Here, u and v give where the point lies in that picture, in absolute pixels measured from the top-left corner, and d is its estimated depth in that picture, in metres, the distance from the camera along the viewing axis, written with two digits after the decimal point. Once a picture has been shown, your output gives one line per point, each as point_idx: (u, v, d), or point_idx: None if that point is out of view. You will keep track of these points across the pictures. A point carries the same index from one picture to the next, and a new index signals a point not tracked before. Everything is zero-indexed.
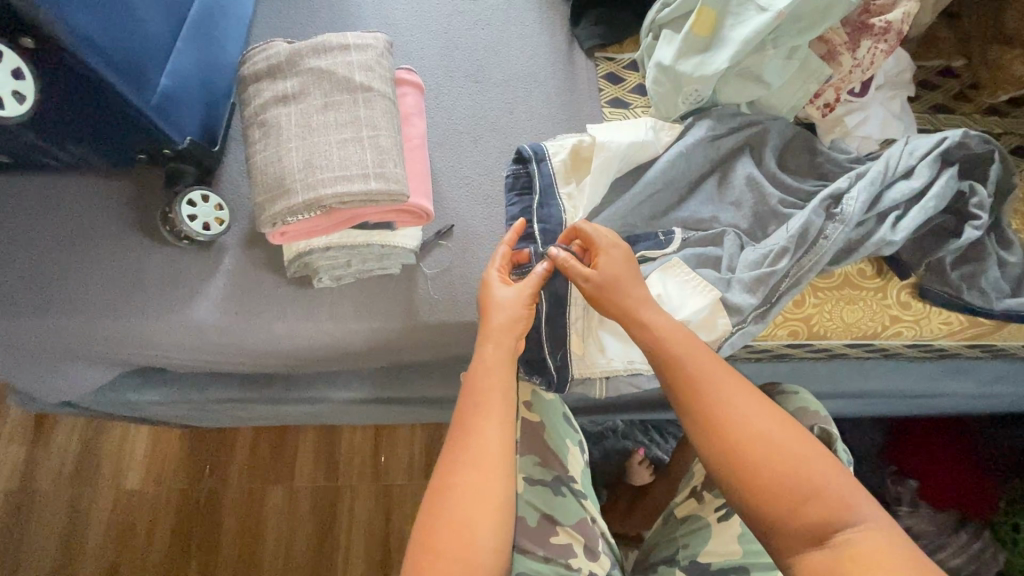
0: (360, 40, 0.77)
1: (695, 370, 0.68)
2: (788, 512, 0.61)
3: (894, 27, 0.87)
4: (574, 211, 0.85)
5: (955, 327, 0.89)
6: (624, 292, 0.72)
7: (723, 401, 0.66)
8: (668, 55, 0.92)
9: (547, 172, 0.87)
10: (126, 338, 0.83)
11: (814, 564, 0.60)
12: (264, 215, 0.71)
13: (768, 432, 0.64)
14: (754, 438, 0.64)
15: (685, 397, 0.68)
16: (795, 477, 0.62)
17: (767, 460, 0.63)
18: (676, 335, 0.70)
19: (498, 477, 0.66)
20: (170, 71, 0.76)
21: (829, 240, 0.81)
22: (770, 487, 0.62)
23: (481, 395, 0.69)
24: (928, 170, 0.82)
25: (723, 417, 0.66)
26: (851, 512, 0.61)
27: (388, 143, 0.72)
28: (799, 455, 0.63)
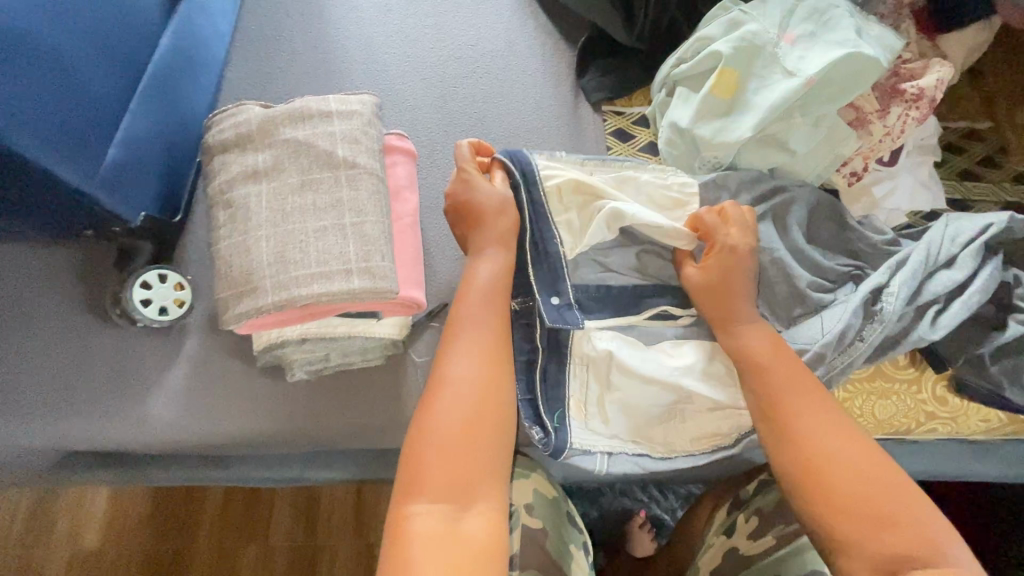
0: (345, 105, 0.67)
1: (781, 381, 0.68)
2: (866, 533, 0.59)
3: (926, 94, 0.83)
4: (574, 248, 0.79)
5: (995, 423, 0.81)
6: (727, 298, 0.74)
7: (804, 419, 0.65)
8: (685, 116, 0.84)
9: (540, 209, 0.77)
10: (66, 438, 0.72)
11: None
12: (228, 314, 0.60)
13: (847, 454, 0.63)
14: (838, 452, 0.63)
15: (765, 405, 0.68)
16: (875, 504, 0.60)
17: (848, 475, 0.61)
18: (766, 348, 0.71)
19: (496, 389, 0.65)
20: (121, 137, 0.65)
21: (866, 340, 0.75)
22: (849, 503, 0.60)
23: (465, 349, 0.66)
24: (972, 260, 0.76)
25: (807, 423, 0.65)
26: (936, 552, 0.57)
27: (375, 231, 0.62)
28: (881, 480, 0.61)
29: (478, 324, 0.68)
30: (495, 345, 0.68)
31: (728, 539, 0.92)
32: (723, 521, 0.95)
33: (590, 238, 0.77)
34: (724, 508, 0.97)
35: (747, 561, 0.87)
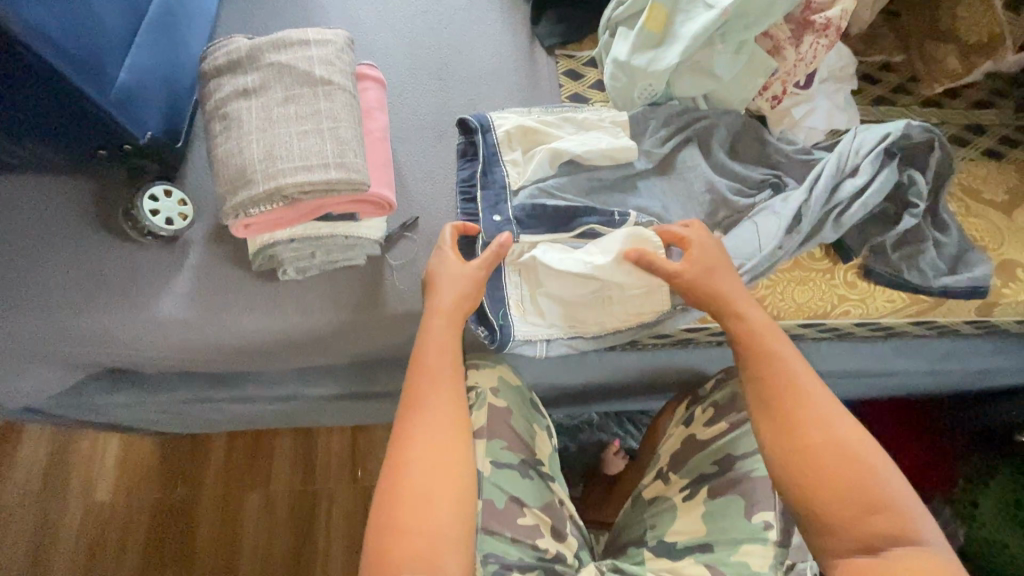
0: (321, 37, 0.79)
1: (782, 379, 0.76)
2: (853, 517, 0.68)
3: (833, 23, 0.93)
4: (518, 176, 0.91)
5: (899, 304, 0.93)
6: (716, 290, 0.80)
7: (802, 408, 0.74)
8: (624, 51, 0.96)
9: (491, 142, 0.92)
10: (89, 336, 0.83)
11: (863, 567, 0.67)
12: (226, 207, 0.72)
13: (842, 442, 0.71)
14: (828, 445, 0.71)
15: (766, 393, 0.76)
16: (859, 487, 0.69)
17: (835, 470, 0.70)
18: (774, 340, 0.78)
19: (453, 434, 0.74)
20: (128, 66, 0.76)
21: (780, 230, 0.86)
22: (836, 497, 0.69)
23: (427, 414, 0.74)
24: (871, 166, 0.87)
25: (799, 418, 0.74)
26: (914, 530, 0.68)
27: (348, 134, 0.73)
28: (869, 467, 0.70)
29: (433, 382, 0.76)
30: (448, 400, 0.75)
31: (687, 428, 1.02)
32: (682, 414, 1.05)
33: (532, 166, 0.91)
34: (683, 405, 1.07)
35: (702, 444, 0.97)
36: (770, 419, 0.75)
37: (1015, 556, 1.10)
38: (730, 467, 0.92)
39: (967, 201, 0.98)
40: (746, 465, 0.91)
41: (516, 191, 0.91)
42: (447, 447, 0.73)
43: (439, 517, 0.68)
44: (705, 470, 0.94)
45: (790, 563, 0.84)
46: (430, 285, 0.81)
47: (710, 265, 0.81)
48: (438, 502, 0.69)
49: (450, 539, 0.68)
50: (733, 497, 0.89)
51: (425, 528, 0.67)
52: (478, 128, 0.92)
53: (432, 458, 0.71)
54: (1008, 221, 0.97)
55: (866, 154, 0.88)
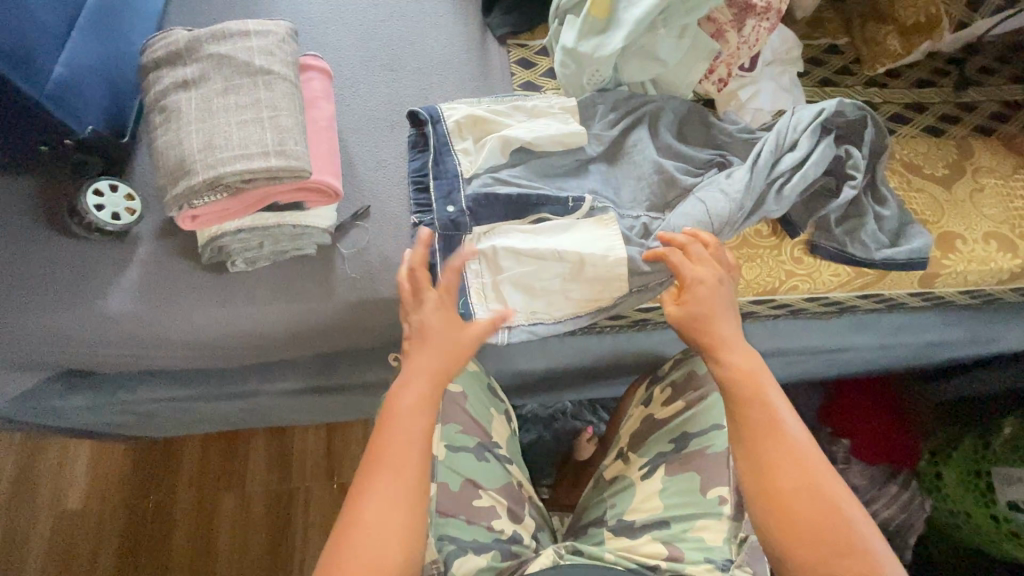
0: (261, 28, 0.79)
1: (761, 413, 0.71)
2: (820, 560, 0.64)
3: (773, 6, 0.97)
4: (470, 164, 0.92)
5: (844, 278, 0.94)
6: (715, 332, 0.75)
7: (781, 442, 0.69)
8: (571, 38, 0.97)
9: (442, 132, 0.93)
10: (38, 335, 0.82)
11: None
12: (168, 198, 0.72)
13: (815, 478, 0.67)
14: (801, 484, 0.66)
15: (742, 423, 0.71)
16: (828, 529, 0.64)
17: (807, 513, 0.65)
18: (757, 372, 0.73)
19: (426, 430, 0.68)
20: (65, 59, 0.76)
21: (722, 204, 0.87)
22: (808, 542, 0.64)
23: (403, 417, 0.67)
24: (808, 141, 0.91)
25: (777, 452, 0.68)
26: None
27: (289, 122, 0.73)
28: (838, 509, 0.65)
29: (415, 376, 0.70)
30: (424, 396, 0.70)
31: (646, 408, 1.05)
32: (643, 395, 1.09)
33: (483, 154, 0.91)
34: (643, 385, 1.10)
35: (660, 423, 1.00)
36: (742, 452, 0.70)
37: (976, 524, 1.14)
38: (686, 444, 0.95)
39: (909, 176, 1.00)
40: (701, 441, 0.93)
41: (469, 179, 0.91)
42: (421, 443, 0.67)
43: (406, 513, 0.63)
44: (664, 449, 0.96)
45: (744, 536, 0.86)
46: (410, 292, 0.74)
47: (711, 300, 0.76)
48: (400, 502, 0.64)
49: (412, 537, 0.63)
50: (691, 473, 0.91)
51: (374, 528, 0.62)
52: (428, 118, 0.93)
53: (403, 457, 0.65)
54: (947, 194, 1.00)
55: (797, 128, 0.92)
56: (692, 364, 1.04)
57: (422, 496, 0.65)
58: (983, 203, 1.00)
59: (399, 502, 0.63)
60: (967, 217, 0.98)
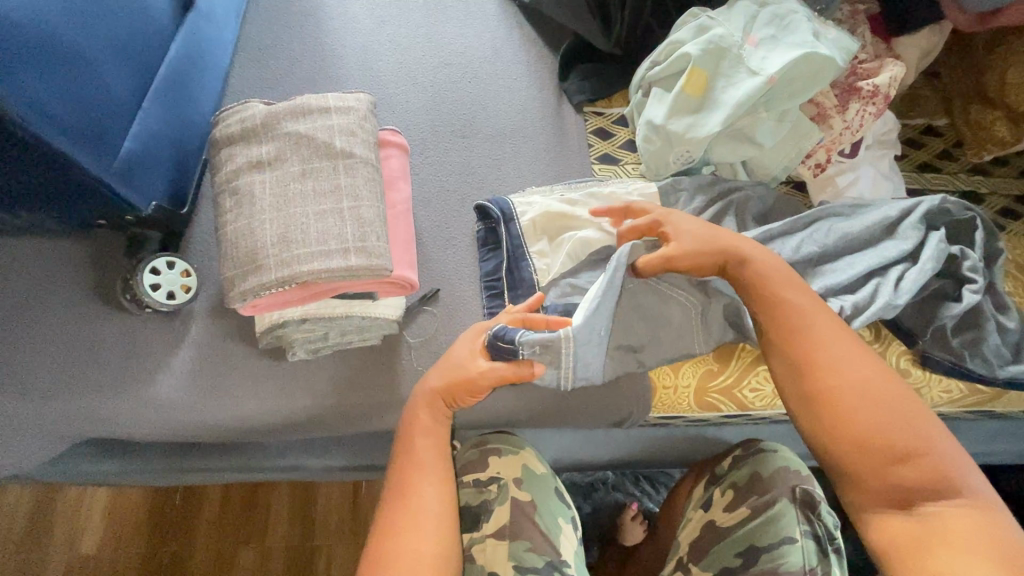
0: (342, 103, 0.73)
1: (798, 321, 0.71)
2: (879, 465, 0.65)
3: (881, 91, 0.89)
4: (546, 269, 0.84)
5: (956, 394, 0.87)
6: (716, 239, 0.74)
7: (826, 351, 0.70)
8: (660, 114, 0.90)
9: (516, 233, 0.85)
10: (74, 419, 0.75)
11: (895, 525, 0.64)
12: (234, 292, 0.65)
13: (864, 381, 0.68)
14: (851, 390, 0.68)
15: (784, 335, 0.72)
16: (889, 431, 0.66)
17: (867, 419, 0.66)
18: (789, 284, 0.73)
19: (436, 438, 0.72)
20: (134, 132, 0.71)
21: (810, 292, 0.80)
22: (866, 438, 0.66)
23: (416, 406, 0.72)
24: (915, 230, 0.83)
25: (819, 365, 0.69)
26: (953, 479, 0.63)
27: (371, 214, 0.67)
28: (892, 405, 0.67)
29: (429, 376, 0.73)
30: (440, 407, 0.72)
31: (705, 513, 0.93)
32: (700, 496, 0.96)
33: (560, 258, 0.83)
34: (700, 484, 0.97)
35: (723, 533, 0.89)
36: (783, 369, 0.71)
37: None
38: (755, 561, 0.84)
39: None
40: (773, 558, 0.83)
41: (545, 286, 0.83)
42: (432, 445, 0.71)
43: (422, 509, 0.68)
44: (729, 563, 0.86)
45: None
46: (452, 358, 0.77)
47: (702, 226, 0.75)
48: (418, 487, 0.69)
49: (433, 535, 0.67)
50: None
51: (403, 515, 0.68)
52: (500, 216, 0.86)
53: (421, 456, 0.71)
54: None
55: (905, 215, 0.85)
56: (756, 463, 0.91)
57: (447, 501, 0.70)
58: None
59: (416, 501, 0.69)
60: None
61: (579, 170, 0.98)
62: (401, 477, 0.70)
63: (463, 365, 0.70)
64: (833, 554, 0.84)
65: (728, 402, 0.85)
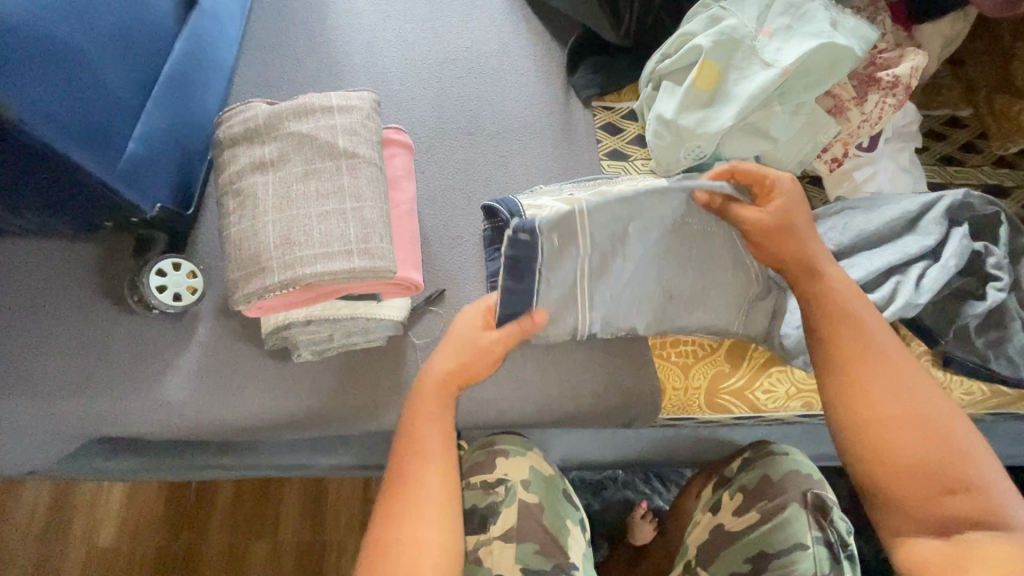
0: (346, 101, 0.72)
1: (853, 338, 0.68)
2: (922, 493, 0.63)
3: (901, 81, 0.86)
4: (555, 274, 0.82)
5: (978, 395, 0.84)
6: (796, 240, 0.70)
7: (877, 373, 0.66)
8: (670, 108, 0.88)
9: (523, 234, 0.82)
10: (85, 419, 0.76)
11: (928, 552, 0.61)
12: (237, 294, 0.65)
13: (916, 409, 0.65)
14: (907, 416, 0.64)
15: (836, 350, 0.68)
16: (938, 460, 0.63)
17: (911, 446, 0.63)
18: (854, 300, 0.69)
19: (439, 423, 0.70)
20: (137, 134, 0.70)
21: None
22: (912, 464, 0.63)
23: (421, 395, 0.69)
24: (939, 226, 0.79)
25: (868, 387, 0.66)
26: (1000, 515, 0.61)
27: (374, 215, 0.66)
28: (942, 436, 0.64)
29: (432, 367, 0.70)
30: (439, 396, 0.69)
31: (714, 516, 0.91)
32: (708, 498, 0.95)
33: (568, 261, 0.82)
34: (708, 487, 0.96)
35: (732, 537, 0.87)
36: (828, 387, 0.68)
37: None
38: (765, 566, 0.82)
39: None
40: (785, 563, 0.81)
41: None
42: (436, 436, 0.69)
43: (423, 497, 0.67)
44: (738, 569, 0.84)
45: None
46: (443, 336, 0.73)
47: (789, 215, 0.70)
48: (420, 477, 0.68)
49: (437, 521, 0.66)
50: None
51: (404, 504, 0.67)
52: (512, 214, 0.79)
53: (422, 443, 0.69)
54: None
55: (927, 211, 0.82)
56: (766, 465, 0.90)
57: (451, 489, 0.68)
58: None
59: (419, 491, 0.67)
60: None
61: (587, 166, 0.96)
62: (406, 463, 0.69)
63: (471, 339, 0.70)
64: (845, 559, 0.83)
65: (740, 404, 0.83)
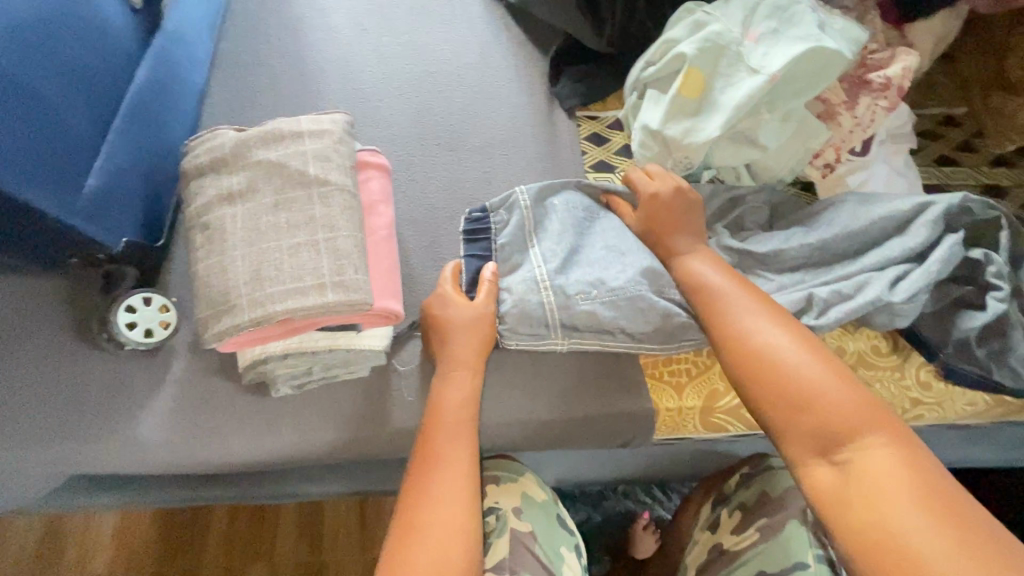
0: (317, 125, 0.69)
1: (718, 293, 0.69)
2: (803, 423, 0.59)
3: (893, 83, 0.84)
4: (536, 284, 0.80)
5: (982, 406, 0.81)
6: (673, 219, 0.79)
7: (744, 319, 0.66)
8: (655, 118, 0.85)
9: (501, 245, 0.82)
10: (58, 462, 0.73)
11: (824, 481, 0.57)
12: (207, 334, 0.62)
13: (784, 345, 0.63)
14: (771, 356, 0.63)
15: (705, 308, 0.70)
16: (804, 390, 0.60)
17: (786, 380, 0.61)
18: (714, 268, 0.73)
19: (471, 398, 0.73)
20: (99, 167, 0.68)
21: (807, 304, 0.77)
22: (786, 400, 0.60)
23: (453, 372, 0.74)
24: (928, 228, 0.78)
25: (738, 331, 0.66)
26: (876, 429, 0.57)
27: (347, 245, 0.63)
28: (821, 367, 0.61)
29: (461, 347, 0.74)
30: (468, 376, 0.74)
31: (713, 535, 0.90)
32: (707, 516, 0.93)
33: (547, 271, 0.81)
34: (707, 504, 0.95)
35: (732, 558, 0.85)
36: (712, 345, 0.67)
37: None
38: None
39: None
40: None
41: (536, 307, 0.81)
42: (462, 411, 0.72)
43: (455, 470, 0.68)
44: None
45: None
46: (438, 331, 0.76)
47: (666, 202, 0.80)
48: (449, 451, 0.69)
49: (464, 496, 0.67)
50: None
51: (433, 480, 0.67)
52: (483, 210, 0.85)
53: (451, 419, 0.71)
54: None
55: (921, 216, 0.79)
56: (764, 482, 0.88)
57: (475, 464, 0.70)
58: None
59: (447, 463, 0.68)
60: None
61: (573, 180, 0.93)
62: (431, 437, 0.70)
63: (463, 313, 0.76)
64: None
65: (735, 422, 0.81)
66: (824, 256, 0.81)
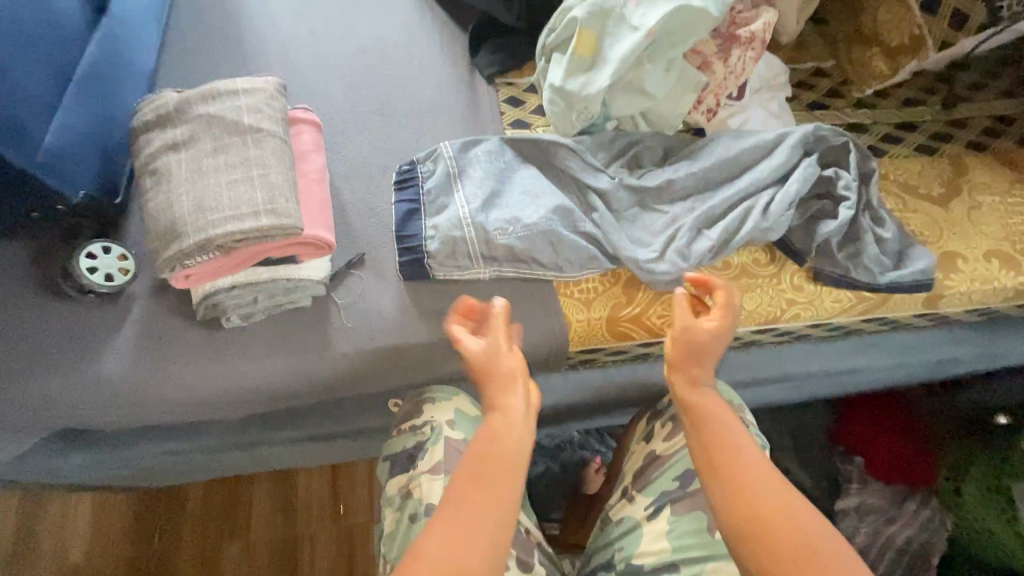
0: (250, 85, 0.79)
1: (719, 444, 0.71)
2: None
3: (757, 36, 0.97)
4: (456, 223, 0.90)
5: (847, 303, 0.94)
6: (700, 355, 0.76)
7: (740, 467, 0.68)
8: (558, 75, 0.97)
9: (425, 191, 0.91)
10: (27, 400, 0.81)
11: None
12: (160, 259, 0.72)
13: (778, 501, 0.65)
14: (771, 507, 0.64)
15: (710, 461, 0.70)
16: (801, 548, 0.61)
17: (782, 527, 0.63)
18: (720, 414, 0.74)
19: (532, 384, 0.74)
20: (55, 127, 0.77)
21: (690, 225, 0.90)
22: (783, 553, 0.61)
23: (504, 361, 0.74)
24: (789, 153, 0.91)
25: (734, 477, 0.68)
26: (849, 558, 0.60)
27: (278, 179, 0.74)
28: (807, 521, 0.63)
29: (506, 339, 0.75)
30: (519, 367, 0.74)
31: (647, 445, 0.97)
32: (643, 430, 1.00)
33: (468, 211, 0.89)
34: (642, 419, 1.02)
35: (662, 460, 0.93)
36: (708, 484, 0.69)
37: (1003, 543, 1.05)
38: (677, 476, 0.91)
39: (905, 198, 1.00)
40: None
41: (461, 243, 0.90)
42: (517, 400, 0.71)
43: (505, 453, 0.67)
44: (665, 487, 0.90)
45: None
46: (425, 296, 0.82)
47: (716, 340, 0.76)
48: (504, 433, 0.68)
49: (502, 482, 0.66)
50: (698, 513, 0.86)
51: (478, 462, 0.67)
52: (411, 162, 0.95)
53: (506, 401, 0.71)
54: (945, 213, 0.99)
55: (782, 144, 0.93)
56: None
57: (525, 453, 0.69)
58: (981, 221, 0.99)
59: (491, 447, 0.68)
60: (966, 236, 0.97)
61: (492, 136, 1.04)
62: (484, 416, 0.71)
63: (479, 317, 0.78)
64: None
65: (638, 330, 0.93)
66: (707, 184, 0.94)
